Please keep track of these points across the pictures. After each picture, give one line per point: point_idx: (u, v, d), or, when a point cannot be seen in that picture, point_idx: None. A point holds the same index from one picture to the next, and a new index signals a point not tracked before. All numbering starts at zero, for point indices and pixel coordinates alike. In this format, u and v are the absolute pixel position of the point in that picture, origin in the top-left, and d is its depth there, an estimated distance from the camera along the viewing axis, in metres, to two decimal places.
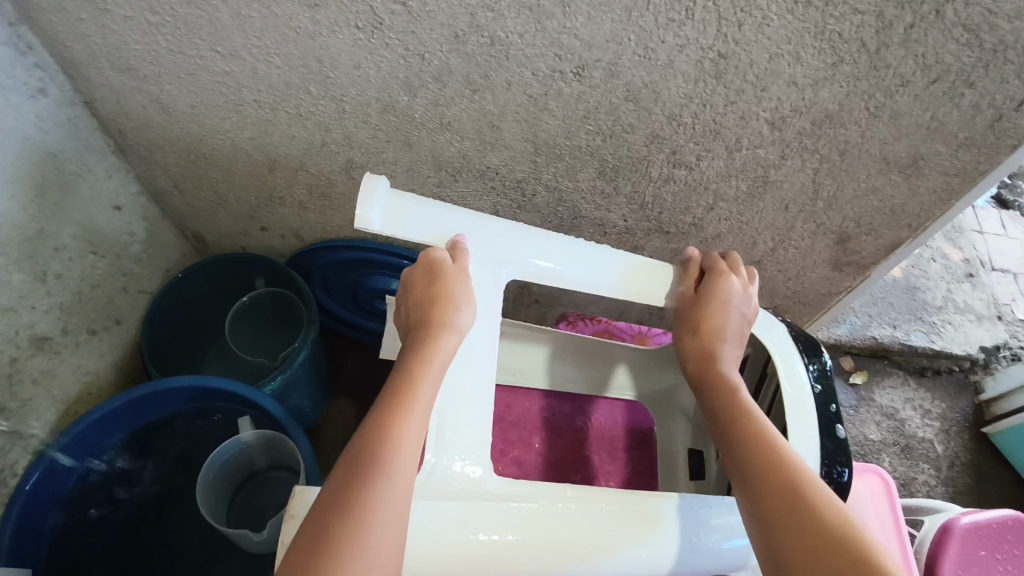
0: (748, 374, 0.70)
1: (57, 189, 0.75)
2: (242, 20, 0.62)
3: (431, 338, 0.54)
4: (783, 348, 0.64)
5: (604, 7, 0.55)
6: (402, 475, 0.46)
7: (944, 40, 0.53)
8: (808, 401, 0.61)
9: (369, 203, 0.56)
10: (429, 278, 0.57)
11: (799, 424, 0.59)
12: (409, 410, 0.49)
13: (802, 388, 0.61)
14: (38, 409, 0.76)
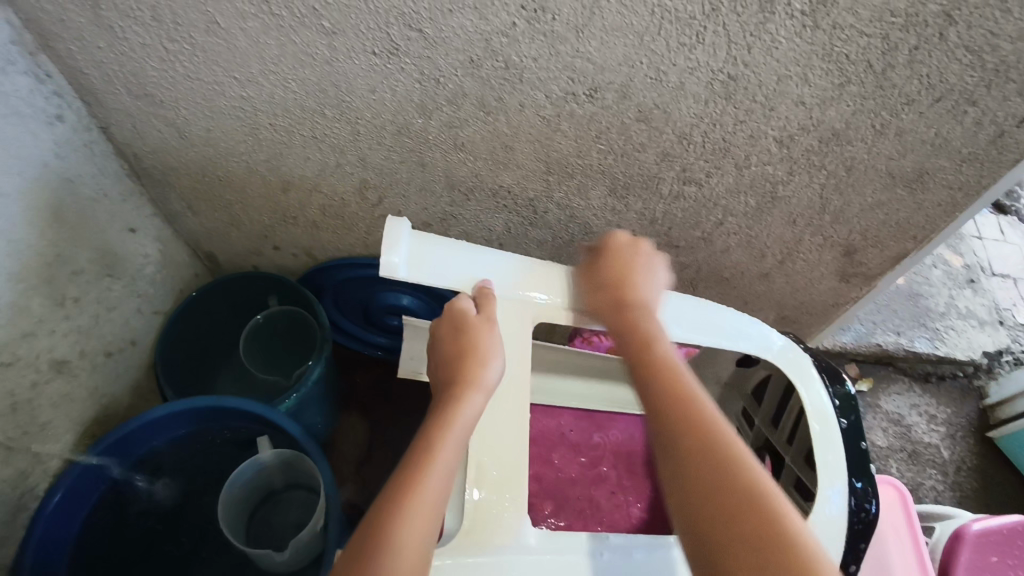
0: (767, 397, 0.70)
1: (74, 213, 0.76)
2: (260, 48, 0.63)
3: (458, 386, 0.54)
4: (800, 373, 0.65)
5: (616, 32, 0.56)
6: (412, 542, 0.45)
7: (947, 61, 0.55)
8: (834, 430, 0.62)
9: (394, 249, 0.57)
10: (455, 333, 0.58)
11: (829, 455, 0.60)
12: (432, 463, 0.49)
13: (830, 421, 0.62)
14: (58, 431, 0.77)
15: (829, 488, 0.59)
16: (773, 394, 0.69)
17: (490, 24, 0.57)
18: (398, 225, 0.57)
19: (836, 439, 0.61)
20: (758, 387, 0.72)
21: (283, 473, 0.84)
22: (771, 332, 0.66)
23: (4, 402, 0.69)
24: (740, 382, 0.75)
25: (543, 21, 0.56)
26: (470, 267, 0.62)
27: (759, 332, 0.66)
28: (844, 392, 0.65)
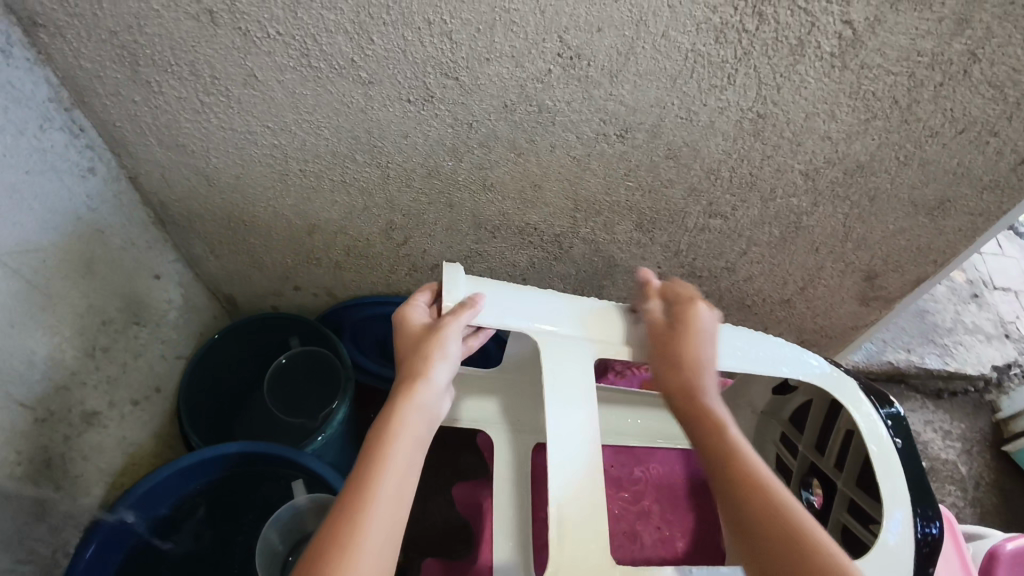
0: (810, 422, 0.68)
1: (105, 264, 0.76)
2: (296, 98, 0.65)
3: (408, 385, 0.53)
4: (849, 398, 0.62)
5: (650, 76, 0.58)
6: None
7: (971, 96, 0.57)
8: (891, 449, 0.59)
9: (452, 295, 0.58)
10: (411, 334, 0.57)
11: (890, 476, 0.57)
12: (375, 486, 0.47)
13: (885, 440, 0.60)
14: (88, 485, 0.76)
15: (890, 508, 0.55)
16: (816, 423, 0.67)
17: (526, 70, 0.59)
18: (452, 270, 0.59)
19: (895, 462, 0.58)
20: (802, 417, 0.70)
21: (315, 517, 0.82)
22: (811, 358, 0.64)
23: (38, 458, 0.68)
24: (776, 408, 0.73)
25: (578, 67, 0.58)
26: (544, 307, 0.61)
27: (807, 362, 0.63)
28: (896, 415, 0.62)
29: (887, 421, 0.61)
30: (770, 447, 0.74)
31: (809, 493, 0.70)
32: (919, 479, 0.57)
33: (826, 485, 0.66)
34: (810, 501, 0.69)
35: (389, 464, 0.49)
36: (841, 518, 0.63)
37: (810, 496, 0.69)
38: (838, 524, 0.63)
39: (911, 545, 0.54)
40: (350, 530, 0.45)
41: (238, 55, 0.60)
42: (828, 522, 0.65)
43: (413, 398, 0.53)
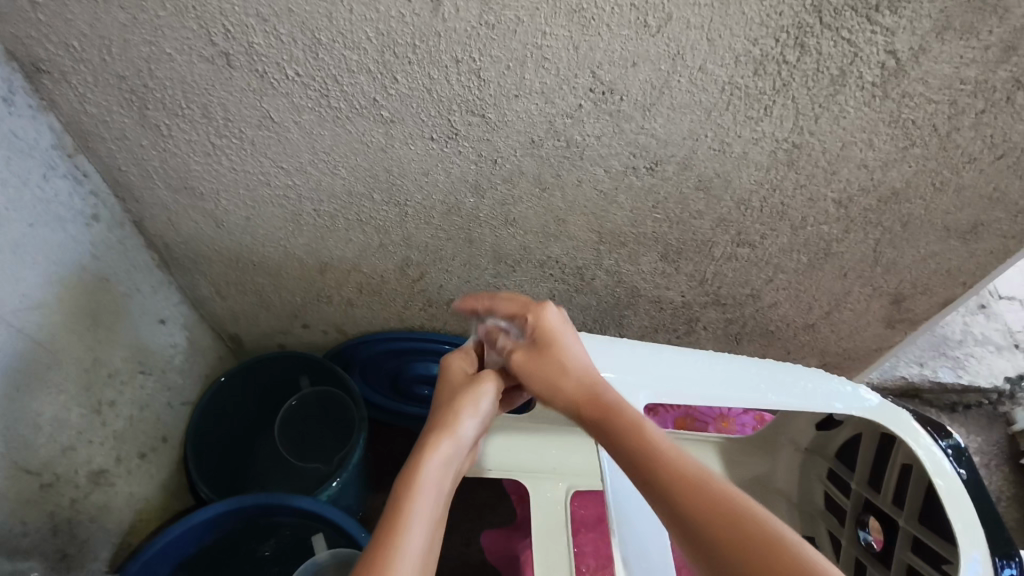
0: (862, 458, 0.65)
1: (110, 314, 0.72)
2: (313, 138, 0.62)
3: (438, 433, 0.51)
4: (906, 430, 0.60)
5: (684, 109, 0.56)
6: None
7: (1012, 122, 0.55)
8: (959, 487, 0.57)
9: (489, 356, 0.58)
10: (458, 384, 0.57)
11: (962, 516, 0.54)
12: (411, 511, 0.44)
13: (950, 475, 0.57)
14: (94, 549, 0.72)
15: (966, 549, 0.53)
16: (868, 459, 0.64)
17: (556, 106, 0.57)
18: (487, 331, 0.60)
19: (966, 498, 0.56)
20: (846, 451, 0.67)
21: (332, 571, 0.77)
22: (865, 392, 0.62)
23: (44, 524, 0.64)
24: (823, 444, 0.70)
25: (610, 102, 0.56)
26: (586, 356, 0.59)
27: (857, 394, 0.62)
28: (957, 446, 0.60)
29: (949, 453, 0.59)
30: (817, 484, 0.71)
31: (865, 532, 0.65)
32: (994, 519, 0.55)
33: (885, 522, 0.62)
34: (867, 540, 0.64)
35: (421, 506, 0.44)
36: (905, 559, 0.59)
37: (867, 536, 0.65)
38: (901, 564, 0.59)
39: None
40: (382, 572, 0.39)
41: (254, 97, 0.58)
42: (890, 562, 0.61)
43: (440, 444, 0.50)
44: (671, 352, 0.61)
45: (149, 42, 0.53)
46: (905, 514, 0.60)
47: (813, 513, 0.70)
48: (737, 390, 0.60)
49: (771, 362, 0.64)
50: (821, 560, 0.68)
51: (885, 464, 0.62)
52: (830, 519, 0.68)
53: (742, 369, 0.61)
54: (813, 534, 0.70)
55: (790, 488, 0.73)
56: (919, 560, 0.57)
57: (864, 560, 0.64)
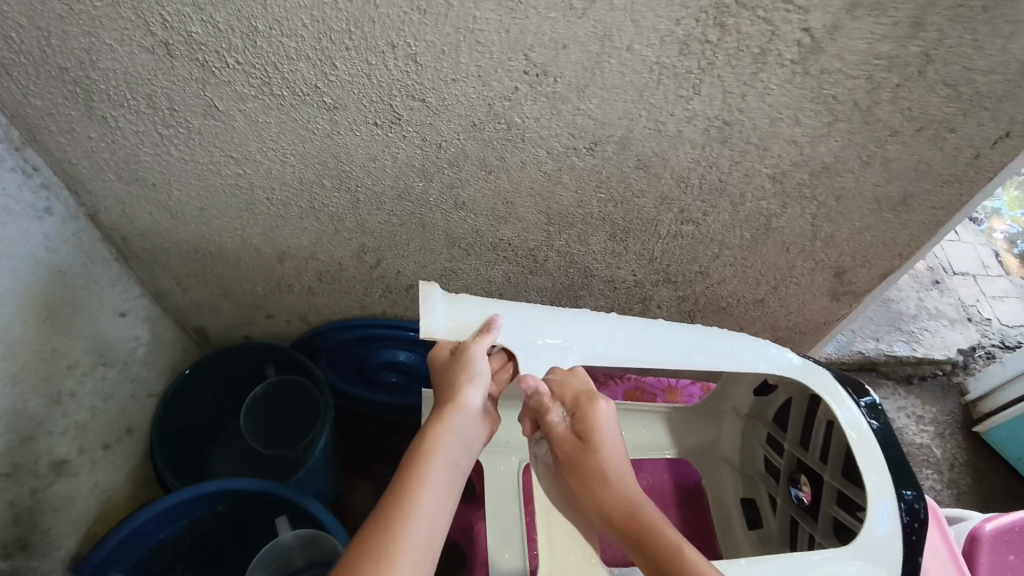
0: (793, 419, 0.68)
1: (67, 306, 0.73)
2: (259, 126, 0.63)
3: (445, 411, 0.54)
4: (831, 392, 0.64)
5: (617, 89, 0.58)
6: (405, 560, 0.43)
7: (927, 95, 0.58)
8: (870, 439, 0.61)
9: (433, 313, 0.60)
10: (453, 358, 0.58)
11: (874, 467, 0.58)
12: (419, 487, 0.48)
13: (866, 433, 0.61)
14: (60, 537, 0.72)
15: (877, 499, 0.57)
16: (801, 417, 0.67)
17: (493, 89, 0.59)
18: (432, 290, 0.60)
19: (879, 453, 0.59)
20: (784, 416, 0.70)
21: (302, 551, 0.78)
22: (790, 354, 0.66)
23: (4, 514, 0.65)
24: (761, 410, 0.73)
25: (545, 84, 0.58)
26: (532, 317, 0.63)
27: (780, 356, 0.66)
28: (874, 405, 0.63)
29: (864, 409, 0.62)
30: (757, 448, 0.74)
31: (798, 489, 0.69)
32: (901, 468, 0.59)
33: (813, 479, 0.66)
34: (799, 496, 0.68)
35: (430, 483, 0.49)
36: (830, 511, 0.63)
37: (799, 492, 0.68)
38: (827, 518, 0.63)
39: (901, 534, 0.55)
40: (389, 549, 0.43)
41: (197, 86, 0.59)
42: (818, 516, 0.64)
43: (447, 421, 0.54)
44: (607, 320, 0.65)
45: (89, 33, 0.54)
46: (830, 468, 0.63)
47: (753, 476, 0.75)
48: (664, 351, 0.64)
49: (701, 327, 0.67)
50: (760, 518, 0.73)
51: (814, 426, 0.66)
52: (768, 481, 0.72)
53: (669, 334, 0.65)
54: (754, 494, 0.74)
55: (733, 453, 0.77)
56: (842, 511, 0.61)
57: (796, 516, 0.68)
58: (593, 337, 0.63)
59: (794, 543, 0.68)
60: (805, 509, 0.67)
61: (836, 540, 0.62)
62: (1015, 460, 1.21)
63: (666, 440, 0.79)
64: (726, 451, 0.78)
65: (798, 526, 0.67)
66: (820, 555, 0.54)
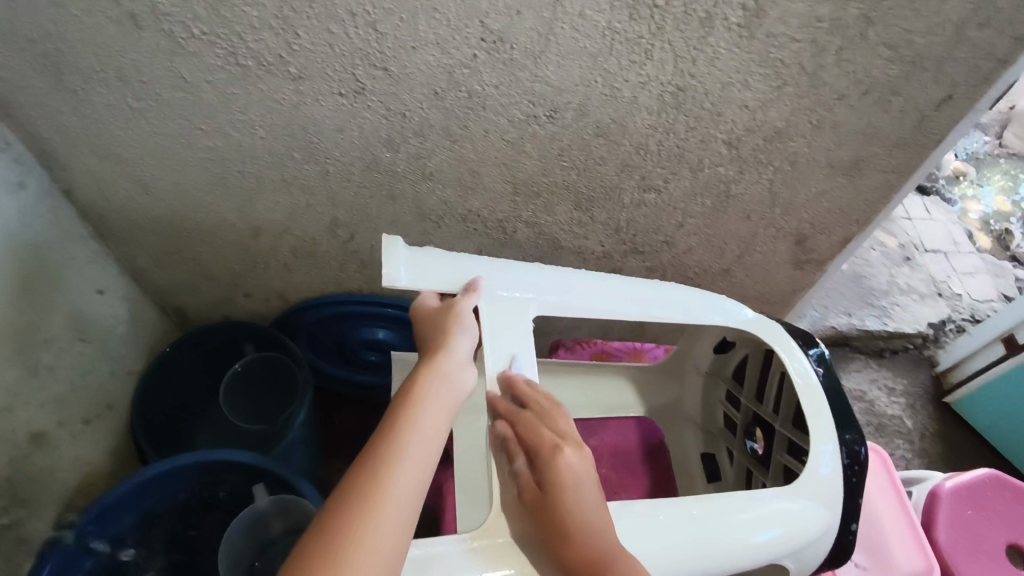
0: (749, 374, 0.77)
1: (43, 281, 0.74)
2: (227, 98, 0.65)
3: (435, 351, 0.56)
4: (780, 341, 0.71)
5: (572, 55, 0.60)
6: (399, 491, 0.45)
7: (870, 58, 0.61)
8: (817, 389, 0.69)
9: (393, 264, 0.61)
10: (437, 314, 0.60)
11: (818, 413, 0.67)
12: (411, 423, 0.49)
13: (813, 383, 0.69)
14: (41, 507, 0.74)
15: (821, 443, 0.66)
16: (757, 373, 0.75)
17: (452, 57, 0.61)
18: (392, 242, 0.62)
19: (823, 402, 0.68)
20: (743, 372, 0.78)
21: (280, 518, 0.81)
22: (745, 309, 0.74)
23: None
24: (721, 366, 0.82)
25: (502, 50, 0.60)
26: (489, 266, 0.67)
27: (732, 310, 0.73)
28: (821, 357, 0.72)
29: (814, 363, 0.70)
30: (719, 406, 0.83)
31: (752, 442, 0.78)
32: (843, 414, 0.68)
33: (766, 430, 0.75)
34: (753, 448, 0.78)
35: (422, 420, 0.50)
36: (780, 460, 0.72)
37: (753, 444, 0.78)
38: (777, 466, 0.72)
39: (840, 475, 0.65)
40: (380, 485, 0.45)
41: (163, 57, 0.60)
42: (769, 465, 0.74)
43: (438, 359, 0.55)
44: (568, 274, 0.70)
45: (54, 3, 0.55)
46: (781, 419, 0.72)
47: (714, 431, 0.83)
48: (625, 302, 0.70)
49: (661, 283, 0.73)
50: (720, 470, 0.82)
51: (770, 381, 0.73)
52: (727, 436, 0.81)
53: (628, 289, 0.71)
54: (715, 449, 0.83)
55: (695, 411, 0.86)
56: (790, 459, 0.70)
57: (751, 466, 0.77)
58: (558, 288, 0.68)
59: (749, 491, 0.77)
60: (758, 459, 0.76)
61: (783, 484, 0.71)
62: (980, 427, 1.25)
63: (634, 400, 0.87)
64: (689, 410, 0.87)
65: (752, 475, 0.76)
66: (766, 494, 0.63)
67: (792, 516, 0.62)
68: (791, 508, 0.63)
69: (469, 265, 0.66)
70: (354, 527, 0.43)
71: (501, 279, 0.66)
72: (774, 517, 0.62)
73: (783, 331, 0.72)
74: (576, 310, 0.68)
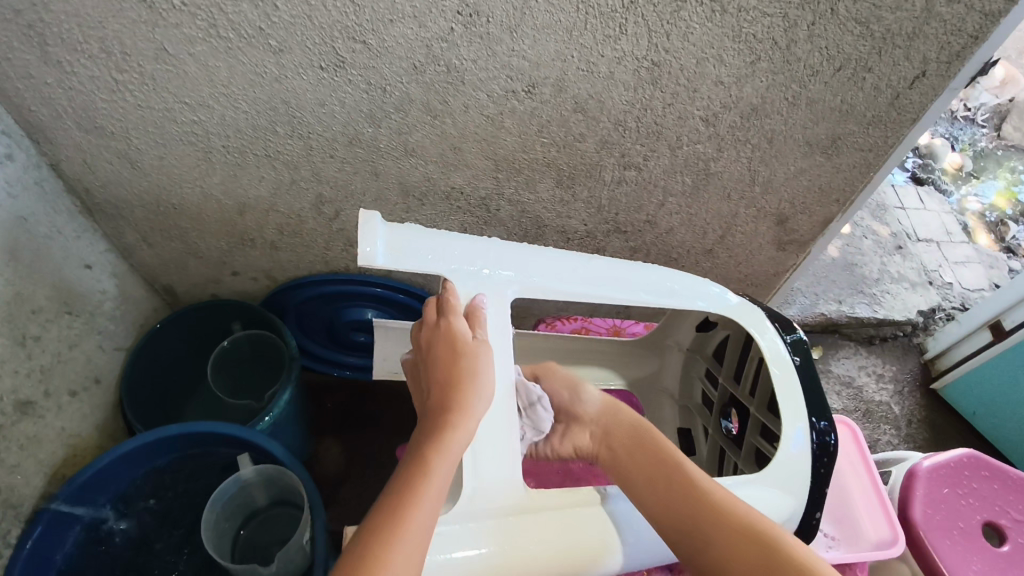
0: (728, 355, 0.78)
1: (30, 252, 0.75)
2: (210, 71, 0.66)
3: (450, 398, 0.56)
4: (755, 325, 0.72)
5: (547, 29, 0.61)
6: (411, 544, 0.47)
7: (842, 34, 0.61)
8: (791, 372, 0.70)
9: (371, 240, 0.59)
10: (444, 332, 0.61)
11: (790, 395, 0.68)
12: (427, 469, 0.51)
13: (785, 364, 0.70)
14: (27, 475, 0.75)
15: (792, 425, 0.67)
16: (736, 352, 0.76)
17: (429, 30, 0.61)
18: (370, 217, 0.59)
19: (795, 385, 0.69)
20: (723, 352, 0.79)
21: (262, 487, 0.83)
22: (728, 293, 0.74)
23: None
24: (702, 345, 0.84)
25: (478, 24, 0.61)
26: (475, 243, 0.66)
27: (714, 294, 0.74)
28: (797, 340, 0.73)
29: (788, 346, 0.72)
30: (696, 381, 0.85)
31: (727, 421, 0.79)
32: (816, 398, 0.69)
33: (740, 410, 0.76)
34: (727, 428, 0.79)
35: (436, 468, 0.51)
36: (753, 441, 0.73)
37: (728, 424, 0.79)
38: (750, 446, 0.73)
39: (808, 456, 0.66)
40: (392, 533, 0.47)
41: (145, 29, 0.61)
42: (741, 445, 0.74)
43: (455, 404, 0.56)
44: (551, 253, 0.70)
45: None
46: (757, 401, 0.73)
47: (690, 408, 0.86)
48: (609, 285, 0.70)
49: (643, 263, 0.73)
50: (693, 447, 0.84)
51: (748, 361, 0.74)
52: (703, 413, 0.83)
53: (612, 269, 0.71)
54: (689, 424, 0.86)
55: (673, 386, 0.88)
56: (762, 441, 0.71)
57: (724, 444, 0.78)
58: (543, 269, 0.68)
59: (720, 469, 0.78)
60: (732, 438, 0.78)
61: (755, 465, 0.71)
62: (967, 414, 1.26)
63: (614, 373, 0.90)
64: (667, 384, 0.89)
65: (725, 454, 0.78)
66: (732, 480, 0.64)
67: (759, 500, 0.63)
68: (758, 491, 0.63)
69: (453, 244, 0.65)
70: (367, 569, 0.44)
71: (489, 258, 0.66)
72: (742, 502, 0.62)
73: (764, 318, 0.73)
74: (556, 292, 0.68)
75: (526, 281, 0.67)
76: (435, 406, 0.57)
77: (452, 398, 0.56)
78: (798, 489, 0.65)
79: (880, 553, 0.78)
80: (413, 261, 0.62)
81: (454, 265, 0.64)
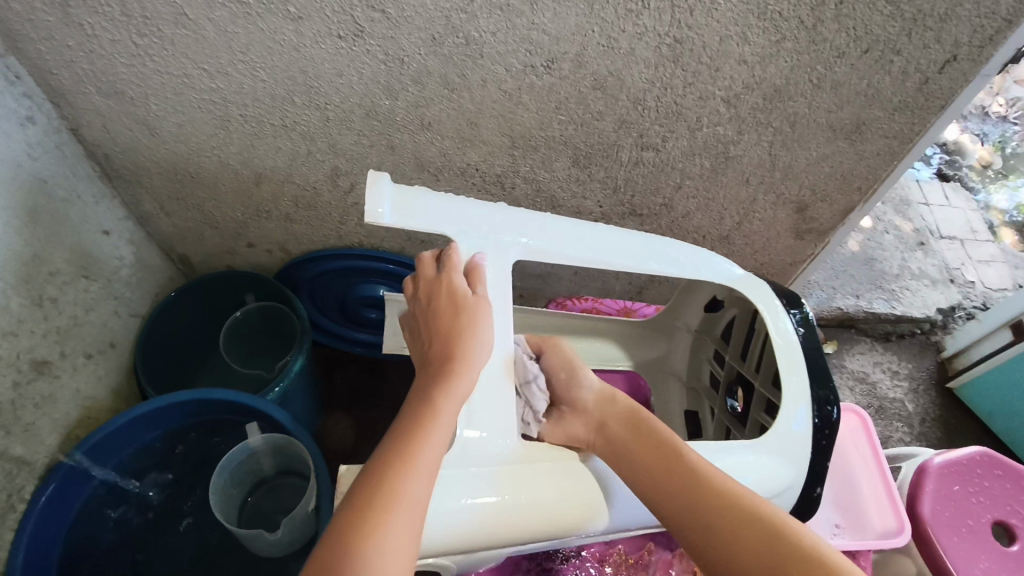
0: (735, 333, 0.77)
1: (49, 215, 0.76)
2: (229, 37, 0.66)
3: (450, 351, 0.56)
4: (766, 301, 0.72)
5: (567, 2, 0.60)
6: (419, 490, 0.46)
7: (870, 14, 0.60)
8: (797, 351, 0.69)
9: (379, 201, 0.59)
10: (444, 288, 0.60)
11: (794, 370, 0.67)
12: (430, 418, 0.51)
13: (792, 339, 0.69)
14: (42, 433, 0.76)
15: (796, 402, 0.66)
16: (743, 328, 0.76)
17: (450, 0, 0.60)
18: (378, 179, 0.59)
19: (799, 360, 0.68)
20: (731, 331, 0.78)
21: (270, 455, 0.85)
22: (736, 267, 0.74)
23: None
24: (711, 325, 0.83)
25: None
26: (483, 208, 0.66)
27: (724, 267, 0.73)
28: (805, 315, 0.72)
29: (795, 321, 0.71)
30: (705, 363, 0.85)
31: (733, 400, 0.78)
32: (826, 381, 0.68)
33: (746, 389, 0.75)
34: (732, 406, 0.78)
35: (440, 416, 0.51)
36: (758, 419, 0.72)
37: (734, 402, 0.78)
38: (754, 423, 0.72)
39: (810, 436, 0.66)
40: (398, 475, 0.46)
41: None
42: (746, 422, 0.74)
43: (456, 358, 0.56)
44: (557, 220, 0.69)
45: None
46: (761, 377, 0.72)
47: (699, 390, 0.85)
48: (617, 255, 0.69)
49: (653, 236, 0.73)
50: (700, 428, 0.83)
51: (754, 337, 0.74)
52: (710, 395, 0.83)
53: (621, 239, 0.71)
54: (698, 406, 0.85)
55: (682, 368, 0.88)
56: (767, 417, 0.70)
57: (730, 424, 0.78)
58: (548, 236, 0.68)
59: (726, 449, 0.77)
60: (737, 416, 0.77)
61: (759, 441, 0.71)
62: (983, 414, 1.24)
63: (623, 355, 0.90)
64: (675, 367, 0.88)
65: (731, 433, 0.77)
66: (735, 445, 0.63)
67: (761, 467, 0.63)
68: (760, 460, 0.63)
69: (462, 208, 0.65)
70: (377, 510, 0.44)
71: (496, 223, 0.66)
72: (745, 466, 0.62)
73: (773, 293, 0.72)
74: (562, 260, 0.67)
75: (532, 246, 0.66)
76: (435, 357, 0.57)
77: (451, 351, 0.56)
78: (800, 462, 0.65)
79: (880, 544, 0.79)
80: (422, 222, 0.61)
81: (463, 228, 0.64)
